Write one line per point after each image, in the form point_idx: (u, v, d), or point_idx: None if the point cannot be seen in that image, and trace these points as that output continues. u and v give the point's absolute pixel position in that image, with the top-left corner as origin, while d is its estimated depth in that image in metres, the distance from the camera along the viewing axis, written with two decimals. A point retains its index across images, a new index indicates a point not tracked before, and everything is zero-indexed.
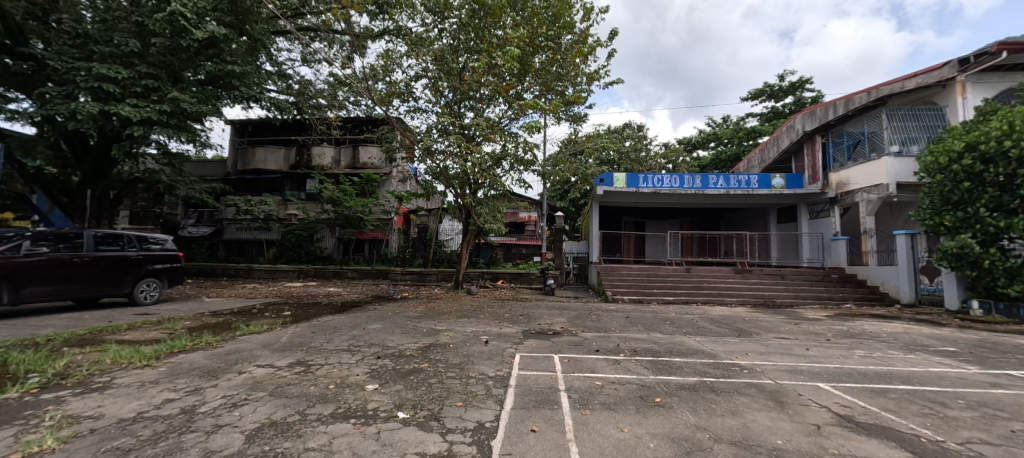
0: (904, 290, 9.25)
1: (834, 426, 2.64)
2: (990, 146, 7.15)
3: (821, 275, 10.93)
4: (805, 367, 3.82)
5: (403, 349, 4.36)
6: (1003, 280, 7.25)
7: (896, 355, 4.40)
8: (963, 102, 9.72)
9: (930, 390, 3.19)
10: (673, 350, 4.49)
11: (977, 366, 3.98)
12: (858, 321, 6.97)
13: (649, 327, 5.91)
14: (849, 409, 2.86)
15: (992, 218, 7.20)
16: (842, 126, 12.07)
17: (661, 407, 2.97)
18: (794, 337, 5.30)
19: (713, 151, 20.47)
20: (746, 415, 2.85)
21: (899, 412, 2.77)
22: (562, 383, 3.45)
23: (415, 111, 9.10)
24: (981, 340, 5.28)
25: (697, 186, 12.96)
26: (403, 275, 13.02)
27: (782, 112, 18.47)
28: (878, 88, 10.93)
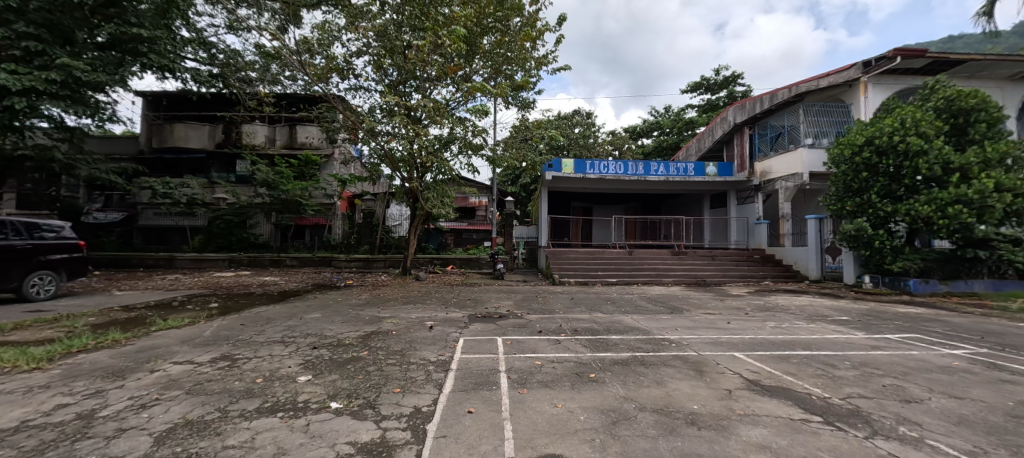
0: (812, 268, 10.42)
1: (743, 390, 3.00)
2: (883, 140, 8.12)
3: (746, 255, 12.01)
4: (724, 339, 4.21)
5: (343, 338, 4.24)
6: (888, 257, 8.45)
7: (801, 325, 4.98)
8: (865, 101, 10.87)
9: (822, 355, 3.65)
10: (612, 329, 4.73)
11: (861, 331, 4.65)
12: (773, 296, 7.82)
13: (591, 307, 6.21)
14: (757, 374, 3.20)
15: (881, 205, 8.25)
16: (769, 119, 13.12)
17: (594, 382, 3.16)
18: (718, 312, 5.84)
19: (656, 140, 21.47)
20: (670, 384, 3.14)
21: (798, 374, 3.15)
22: (503, 365, 3.53)
23: (356, 90, 8.57)
24: (868, 310, 6.14)
25: (640, 173, 13.53)
26: (349, 262, 12.59)
27: (717, 105, 19.68)
28: (799, 85, 11.94)
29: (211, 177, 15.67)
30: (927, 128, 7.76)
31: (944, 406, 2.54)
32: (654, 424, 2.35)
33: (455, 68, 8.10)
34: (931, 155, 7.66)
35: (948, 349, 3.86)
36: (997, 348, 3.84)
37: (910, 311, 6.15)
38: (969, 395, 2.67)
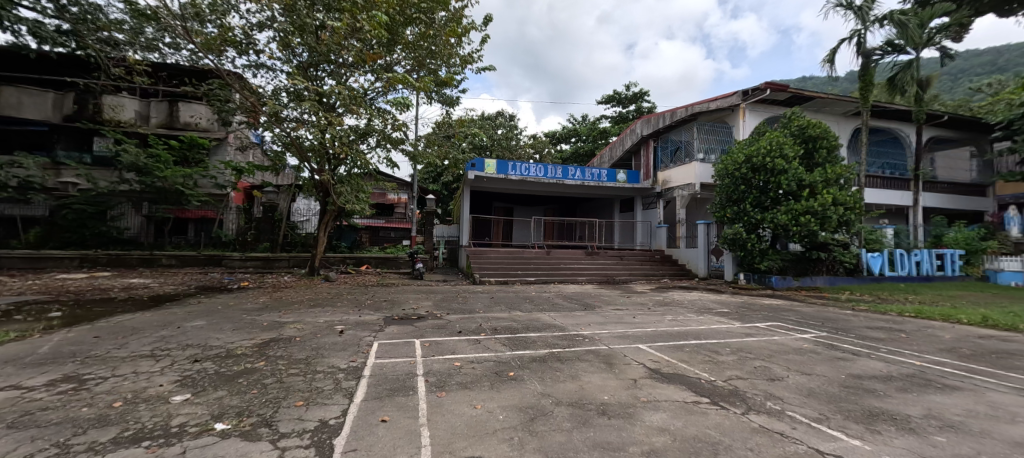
0: (700, 267, 11.88)
1: (646, 378, 3.26)
2: (757, 159, 9.60)
3: (649, 255, 13.31)
4: (630, 332, 4.57)
5: (234, 348, 3.71)
6: (757, 257, 10.06)
7: (692, 317, 5.66)
8: (744, 124, 12.62)
9: (709, 343, 4.14)
10: (530, 326, 4.86)
11: (737, 321, 5.41)
12: (671, 292, 8.80)
13: (511, 306, 6.33)
14: (658, 363, 3.51)
15: (753, 213, 9.76)
16: (669, 133, 14.83)
17: (513, 380, 3.19)
18: (626, 308, 6.37)
19: (574, 146, 22.97)
20: (583, 378, 3.29)
21: (690, 361, 3.52)
22: (421, 368, 3.40)
23: (258, 67, 7.69)
24: (743, 302, 7.22)
25: (558, 177, 14.22)
26: (243, 262, 11.25)
27: (627, 117, 21.66)
28: (693, 106, 13.64)
29: (55, 156, 13.02)
30: (788, 151, 9.29)
31: (798, 381, 3.02)
32: (570, 417, 2.42)
33: (375, 56, 7.72)
34: (790, 174, 9.20)
35: (799, 334, 4.67)
36: (830, 331, 4.75)
37: (773, 302, 7.36)
38: (813, 370, 3.18)
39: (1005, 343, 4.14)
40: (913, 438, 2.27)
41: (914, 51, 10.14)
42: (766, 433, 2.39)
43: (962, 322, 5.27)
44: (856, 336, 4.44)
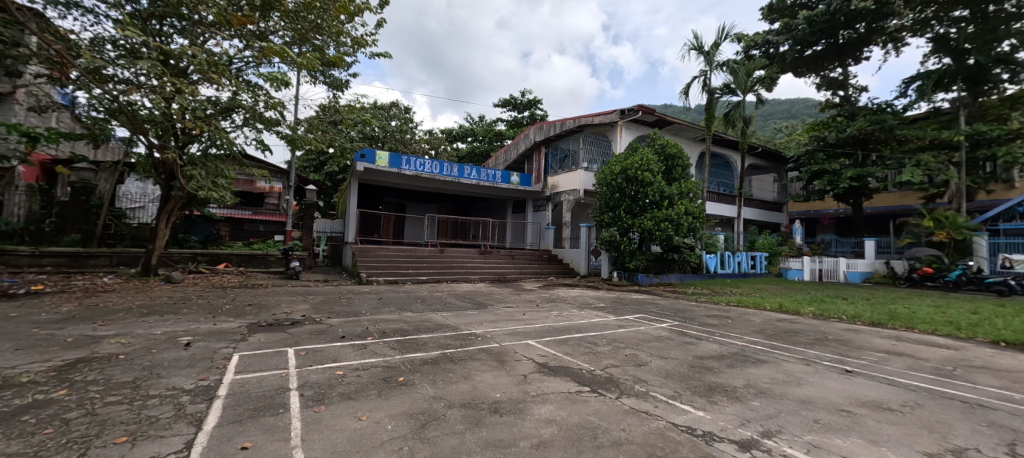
0: (582, 265, 13.28)
1: (535, 372, 3.40)
2: (631, 171, 11.04)
3: (539, 255, 14.27)
4: (520, 329, 4.75)
5: (13, 375, 2.75)
6: (627, 257, 11.55)
7: (574, 312, 6.18)
8: (621, 140, 14.24)
9: (589, 336, 4.50)
10: (422, 327, 4.71)
11: (611, 314, 6.06)
12: (556, 289, 9.60)
13: (400, 307, 6.08)
14: (546, 357, 3.69)
15: (625, 218, 11.23)
16: (558, 141, 16.17)
17: (403, 385, 3.00)
18: (516, 305, 6.66)
19: (470, 145, 23.65)
20: (476, 377, 3.27)
21: (574, 354, 3.76)
22: (294, 381, 2.98)
23: (73, 8, 6.30)
24: (616, 297, 8.22)
25: (454, 175, 14.32)
26: (38, 262, 8.95)
27: (521, 122, 23.32)
28: (580, 118, 14.94)
29: None
30: (653, 166, 10.90)
31: (657, 364, 3.45)
32: (463, 419, 2.35)
33: (246, 22, 7.01)
34: (654, 186, 10.79)
35: (657, 323, 5.43)
36: (680, 319, 5.64)
37: (641, 297, 8.49)
38: (669, 354, 3.68)
39: (791, 324, 5.45)
40: (740, 406, 2.81)
41: (742, 93, 12.79)
42: (635, 413, 2.81)
43: (765, 308, 6.81)
44: (697, 323, 5.34)
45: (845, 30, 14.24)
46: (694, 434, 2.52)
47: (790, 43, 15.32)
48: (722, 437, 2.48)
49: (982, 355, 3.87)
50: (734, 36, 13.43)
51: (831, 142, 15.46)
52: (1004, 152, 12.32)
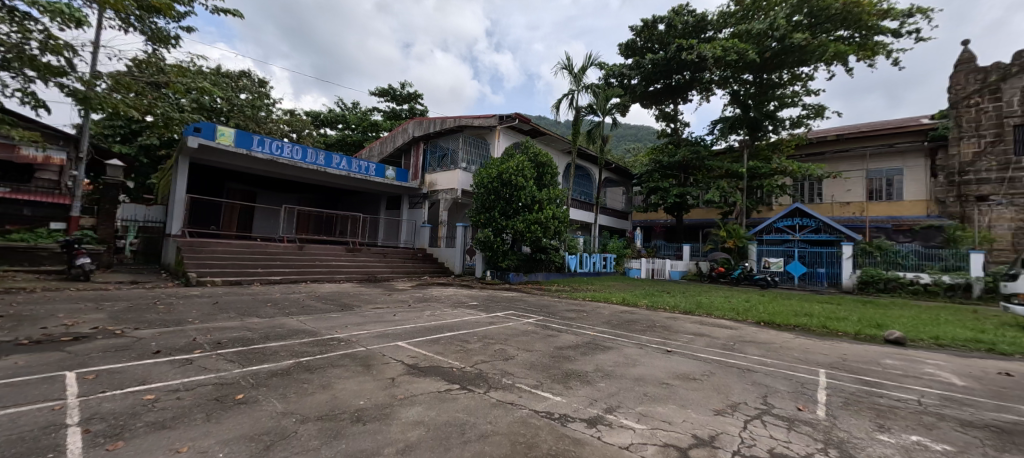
0: (456, 264, 13.98)
1: (404, 375, 3.30)
2: (507, 176, 11.89)
3: (413, 254, 14.48)
4: (390, 330, 4.58)
5: None
6: (500, 257, 12.36)
7: (447, 310, 6.29)
8: (499, 144, 15.17)
9: (460, 333, 4.59)
10: (272, 335, 4.18)
11: (483, 312, 6.33)
12: (429, 288, 9.77)
13: (244, 313, 5.30)
14: (415, 358, 3.60)
15: (500, 220, 12.13)
16: (438, 140, 16.74)
17: (243, 404, 2.56)
18: (386, 306, 6.47)
19: (340, 133, 23.03)
20: (336, 385, 3.01)
21: (445, 352, 3.75)
22: (75, 414, 2.25)
23: None
24: (488, 295, 8.70)
25: (320, 163, 13.52)
26: None
27: (398, 115, 23.79)
28: (462, 118, 15.43)
29: None
30: (525, 172, 11.92)
31: (523, 357, 3.67)
32: (318, 434, 2.11)
33: None
34: (526, 191, 11.80)
35: (524, 319, 5.89)
36: (544, 314, 6.22)
37: (511, 295, 9.14)
38: (534, 347, 3.97)
39: (631, 314, 6.53)
40: (588, 389, 3.08)
41: (601, 115, 14.76)
42: (501, 405, 2.90)
43: (611, 302, 8.04)
44: (558, 317, 5.98)
45: (677, 75, 17.52)
46: (550, 418, 2.74)
47: (639, 78, 18.15)
48: (573, 417, 2.77)
49: (749, 332, 5.25)
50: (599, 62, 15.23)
51: (664, 165, 18.91)
52: (763, 183, 16.88)
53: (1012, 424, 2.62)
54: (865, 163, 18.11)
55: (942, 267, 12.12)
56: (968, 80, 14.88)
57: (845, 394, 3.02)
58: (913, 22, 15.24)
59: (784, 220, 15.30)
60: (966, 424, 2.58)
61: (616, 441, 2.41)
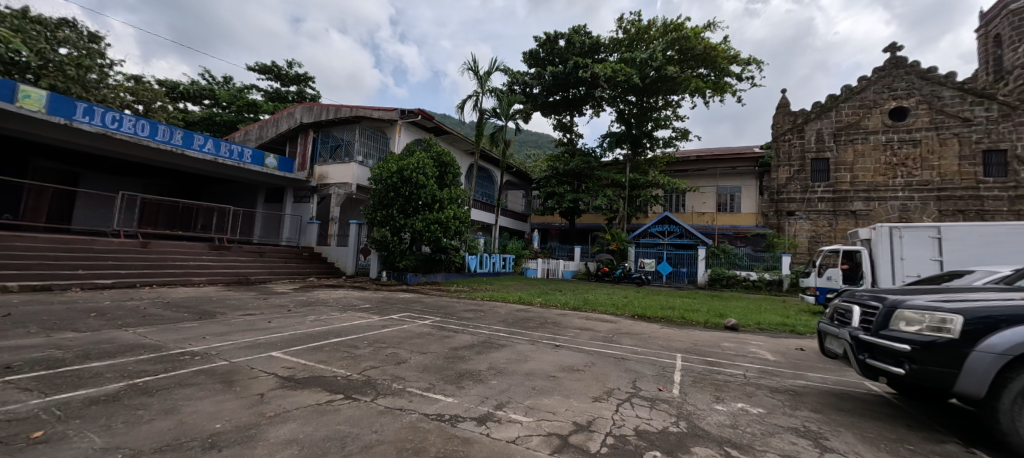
0: (348, 265, 13.60)
1: (276, 389, 2.81)
2: (407, 173, 11.70)
3: (296, 253, 13.76)
4: (262, 339, 4.04)
5: None
6: (397, 256, 12.22)
7: (334, 315, 5.87)
8: (398, 139, 15.19)
9: (348, 339, 4.28)
10: (94, 353, 3.36)
11: (376, 315, 6.03)
12: (315, 291, 9.08)
13: (49, 326, 4.16)
14: (292, 369, 3.17)
15: (398, 219, 11.89)
16: (331, 129, 16.01)
17: (40, 443, 1.91)
18: (261, 312, 5.77)
19: (207, 110, 20.55)
20: (185, 409, 2.47)
21: (328, 360, 3.42)
22: None
23: None
24: (384, 297, 8.40)
25: (177, 143, 12.07)
26: None
27: (284, 97, 22.16)
28: (358, 109, 15.05)
29: None
30: (427, 170, 11.86)
31: (416, 359, 3.54)
32: None
33: None
34: (428, 189, 11.78)
35: (420, 320, 5.79)
36: (441, 315, 6.19)
37: (408, 296, 8.93)
38: (428, 349, 3.86)
39: (525, 312, 6.90)
40: (481, 386, 3.02)
41: (504, 119, 15.50)
42: (389, 411, 2.52)
43: (508, 301, 8.41)
44: (455, 318, 6.01)
45: (573, 89, 19.52)
46: (440, 419, 2.45)
47: (540, 88, 19.74)
48: (464, 416, 2.52)
49: (625, 325, 5.95)
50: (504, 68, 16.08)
51: (560, 172, 20.48)
52: (641, 194, 19.19)
53: (800, 386, 3.41)
54: (716, 181, 21.82)
55: (764, 266, 15.63)
56: (783, 120, 18.98)
57: (694, 373, 3.58)
58: (749, 70, 19.13)
59: (656, 226, 17.32)
60: (774, 390, 3.26)
61: (505, 437, 2.28)
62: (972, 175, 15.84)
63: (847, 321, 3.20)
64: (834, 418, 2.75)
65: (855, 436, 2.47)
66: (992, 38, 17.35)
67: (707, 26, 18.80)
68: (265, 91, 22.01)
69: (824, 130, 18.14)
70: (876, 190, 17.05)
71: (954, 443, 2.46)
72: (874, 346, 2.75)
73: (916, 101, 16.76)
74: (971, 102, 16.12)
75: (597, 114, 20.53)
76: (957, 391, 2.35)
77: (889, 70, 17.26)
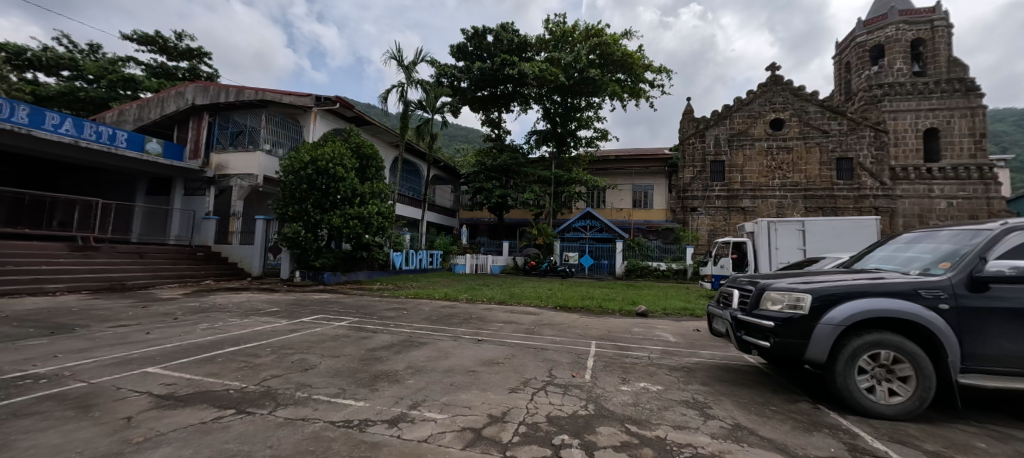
0: (255, 265, 12.52)
1: (150, 410, 2.35)
2: (322, 164, 11.00)
3: (188, 254, 12.31)
4: (135, 355, 3.47)
5: None
6: (312, 255, 11.49)
7: (233, 321, 5.28)
8: (313, 128, 14.26)
9: (249, 347, 3.88)
10: None
11: (284, 319, 5.56)
12: (211, 296, 8.10)
13: None
14: (173, 386, 2.76)
15: (313, 214, 11.12)
16: (231, 113, 14.43)
17: None
18: (137, 323, 4.98)
19: (63, 83, 17.10)
20: (18, 442, 1.96)
21: (220, 373, 3.05)
22: None
23: None
24: (295, 299, 7.78)
25: (19, 123, 10.04)
26: None
27: (172, 74, 19.27)
28: (265, 92, 13.82)
29: None
30: (345, 162, 11.29)
31: (326, 365, 3.32)
32: None
33: None
34: (346, 183, 11.17)
35: (336, 322, 5.48)
36: (360, 315, 5.92)
37: (324, 297, 8.36)
38: (341, 354, 3.66)
39: (450, 308, 6.88)
40: (396, 387, 2.92)
41: (431, 112, 15.19)
42: (289, 423, 2.21)
43: (434, 297, 8.31)
44: (375, 317, 5.79)
45: (501, 86, 19.74)
46: (349, 426, 2.22)
47: (469, 82, 19.67)
48: (375, 420, 2.33)
49: (548, 316, 6.22)
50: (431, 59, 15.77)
51: (487, 167, 20.65)
52: (566, 190, 19.91)
53: (693, 363, 3.84)
54: (632, 179, 23.68)
55: (672, 256, 17.39)
56: (688, 126, 21.17)
57: (605, 358, 3.86)
58: (660, 78, 21.00)
59: (580, 221, 17.97)
60: (671, 368, 3.63)
61: (417, 437, 2.10)
62: (828, 178, 19.14)
63: (729, 303, 3.68)
64: (715, 389, 3.14)
65: (732, 403, 2.85)
66: (843, 66, 21.77)
67: (624, 34, 20.24)
68: (145, 64, 18.95)
69: (721, 135, 20.56)
70: (759, 189, 19.74)
71: (804, 401, 2.94)
72: (747, 324, 3.19)
73: (789, 114, 19.79)
74: (828, 117, 19.42)
75: (525, 111, 20.97)
76: (807, 358, 2.82)
77: (771, 86, 20.19)
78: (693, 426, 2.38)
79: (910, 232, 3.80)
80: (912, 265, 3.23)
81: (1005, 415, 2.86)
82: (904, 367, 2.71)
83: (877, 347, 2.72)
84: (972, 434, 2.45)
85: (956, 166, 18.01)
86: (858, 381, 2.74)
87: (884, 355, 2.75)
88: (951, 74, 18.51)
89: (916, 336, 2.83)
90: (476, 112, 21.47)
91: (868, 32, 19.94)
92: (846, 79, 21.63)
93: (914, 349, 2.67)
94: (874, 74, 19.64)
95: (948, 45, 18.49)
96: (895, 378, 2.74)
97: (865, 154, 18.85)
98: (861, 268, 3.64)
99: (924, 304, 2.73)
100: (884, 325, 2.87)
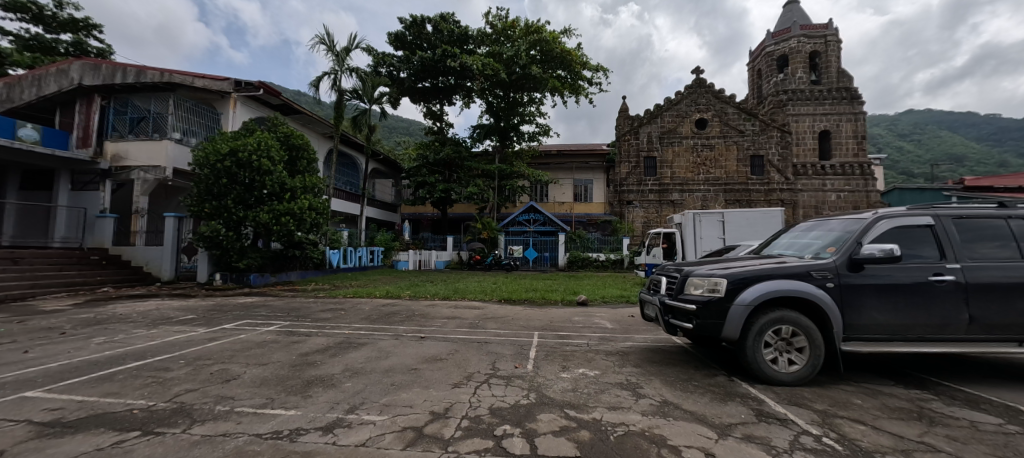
0: (166, 268, 11.18)
1: (26, 442, 2.03)
2: (244, 156, 10.04)
3: (78, 258, 10.70)
4: (4, 379, 2.96)
5: None
6: (235, 256, 10.49)
7: (137, 333, 4.69)
8: (233, 115, 12.99)
9: (158, 361, 3.49)
10: None
11: (201, 327, 5.07)
12: (109, 305, 7.11)
13: None
14: (57, 411, 2.40)
15: (235, 210, 10.18)
16: (130, 96, 12.68)
17: None
18: (8, 341, 4.25)
19: None
20: None
21: (120, 392, 2.71)
22: None
23: None
24: (214, 304, 7.11)
25: None
26: None
27: (50, 47, 16.31)
28: (173, 73, 12.29)
29: None
30: (272, 154, 10.44)
31: (252, 374, 3.10)
32: None
33: None
34: (274, 176, 10.35)
35: (265, 328, 5.11)
36: (292, 319, 5.57)
37: (250, 300, 7.75)
38: (270, 361, 3.44)
39: (391, 307, 6.72)
40: (332, 392, 2.81)
41: (368, 102, 14.53)
42: (207, 441, 2.04)
43: (374, 296, 8.05)
44: (309, 320, 5.49)
45: (443, 77, 19.40)
46: (279, 436, 2.11)
47: (408, 72, 19.01)
48: (307, 428, 2.24)
49: (490, 310, 6.33)
50: (367, 46, 14.98)
51: (431, 161, 20.10)
52: (509, 184, 20.14)
53: (627, 347, 4.14)
54: (573, 174, 24.59)
55: (610, 248, 18.32)
56: (624, 123, 22.31)
57: (546, 348, 4.03)
58: (597, 77, 21.81)
59: (524, 215, 18.29)
60: (606, 354, 3.87)
61: (354, 442, 2.05)
62: (744, 173, 21.29)
63: (658, 289, 4.00)
64: (646, 370, 3.42)
65: (661, 381, 3.12)
66: (755, 72, 24.19)
67: (564, 31, 20.72)
68: (14, 35, 15.82)
69: (653, 133, 21.93)
70: (684, 183, 21.44)
71: (721, 375, 3.30)
72: (674, 308, 3.49)
73: (712, 114, 21.67)
74: (744, 119, 21.51)
75: (467, 105, 20.77)
76: (723, 337, 3.15)
77: (696, 89, 21.92)
78: (626, 405, 2.58)
79: (805, 221, 4.37)
80: (808, 250, 3.73)
81: (872, 374, 3.46)
82: (800, 339, 3.14)
83: (779, 323, 3.12)
84: (851, 392, 2.92)
85: (844, 164, 20.97)
86: (764, 354, 3.12)
87: (785, 330, 3.16)
88: (840, 84, 21.34)
89: (810, 312, 3.29)
90: (416, 104, 20.74)
91: (776, 43, 22.18)
92: (757, 85, 24.16)
93: (807, 323, 3.10)
94: (780, 81, 22.03)
95: (838, 59, 21.26)
96: (793, 349, 3.17)
97: (773, 153, 21.22)
98: (768, 254, 4.14)
99: (815, 284, 3.18)
100: (785, 303, 3.30)
